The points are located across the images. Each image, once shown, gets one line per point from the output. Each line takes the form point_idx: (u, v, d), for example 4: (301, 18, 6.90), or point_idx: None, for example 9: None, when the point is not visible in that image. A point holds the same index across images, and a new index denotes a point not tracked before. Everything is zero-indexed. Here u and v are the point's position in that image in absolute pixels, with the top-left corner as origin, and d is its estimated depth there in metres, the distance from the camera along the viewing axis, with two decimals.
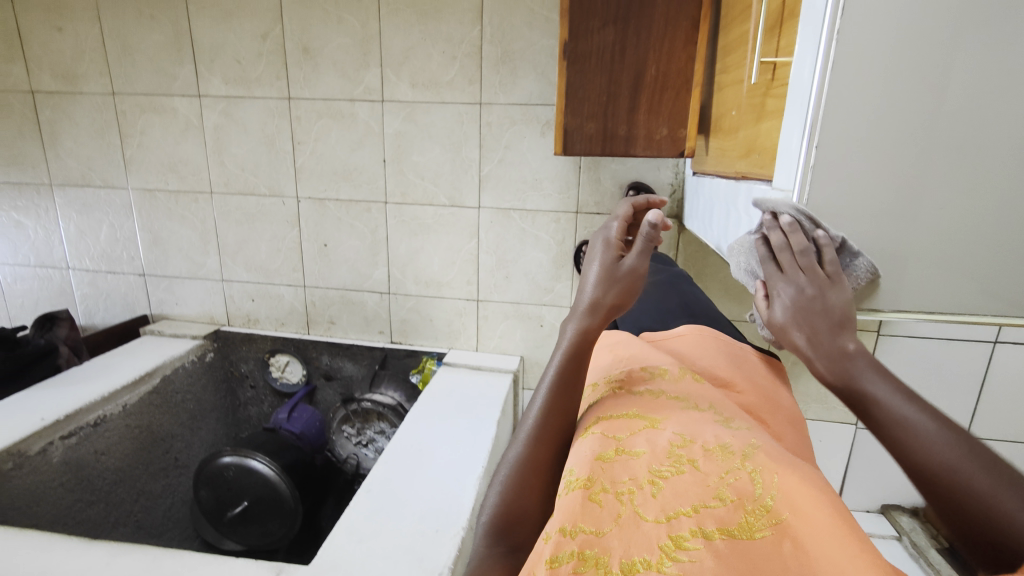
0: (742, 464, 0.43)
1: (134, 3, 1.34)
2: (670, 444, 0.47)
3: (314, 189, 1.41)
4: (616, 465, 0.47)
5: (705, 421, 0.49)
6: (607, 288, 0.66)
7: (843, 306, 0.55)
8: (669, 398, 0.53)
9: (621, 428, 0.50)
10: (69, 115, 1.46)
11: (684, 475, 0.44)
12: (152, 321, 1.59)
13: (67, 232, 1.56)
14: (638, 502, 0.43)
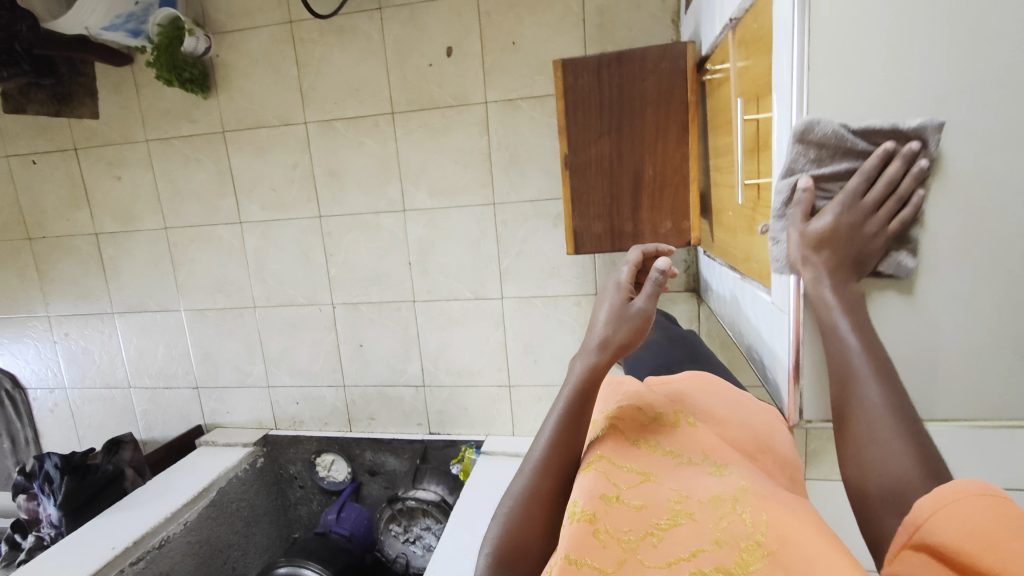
0: (742, 517, 0.41)
1: (181, 149, 1.51)
2: (668, 496, 0.45)
3: (348, 295, 1.51)
4: (617, 510, 0.44)
5: (697, 470, 0.48)
6: (617, 327, 0.62)
7: (873, 252, 0.52)
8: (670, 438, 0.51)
9: (622, 472, 0.48)
10: (127, 250, 1.61)
11: (681, 527, 0.42)
12: (206, 430, 1.68)
13: (128, 354, 1.69)
14: (641, 553, 0.42)
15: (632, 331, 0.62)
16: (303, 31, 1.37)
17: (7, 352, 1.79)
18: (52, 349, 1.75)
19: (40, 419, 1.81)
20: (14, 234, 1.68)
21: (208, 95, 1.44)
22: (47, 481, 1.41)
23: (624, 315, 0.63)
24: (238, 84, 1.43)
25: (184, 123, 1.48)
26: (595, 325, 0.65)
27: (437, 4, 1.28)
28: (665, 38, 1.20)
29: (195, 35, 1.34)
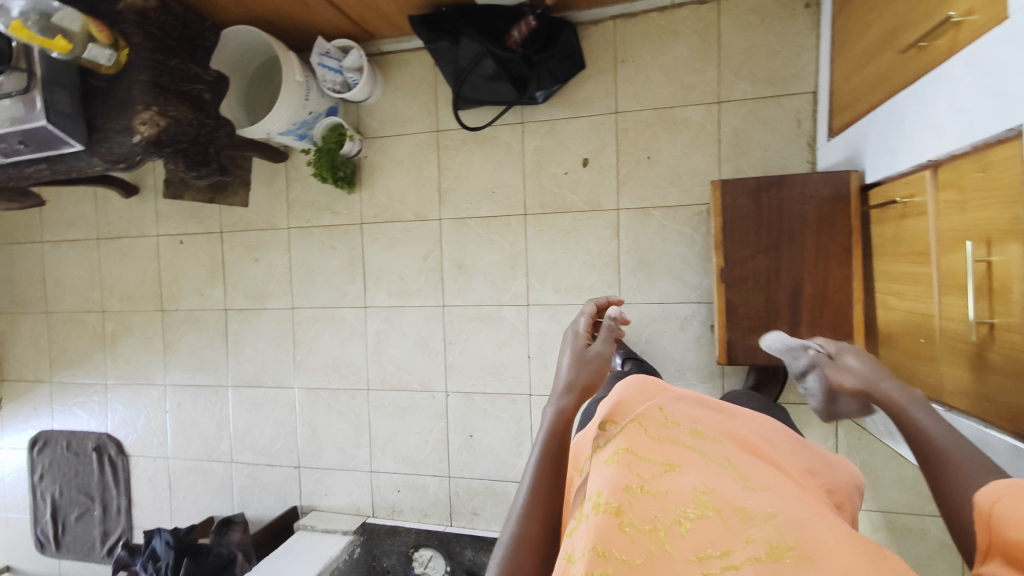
0: (758, 518, 0.49)
1: (318, 237, 1.62)
2: (695, 491, 0.53)
3: (464, 384, 1.53)
4: (642, 500, 0.52)
5: (724, 475, 0.56)
6: (580, 369, 0.75)
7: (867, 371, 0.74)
8: (693, 441, 0.60)
9: (643, 463, 0.56)
10: (252, 327, 1.69)
11: (708, 520, 0.50)
12: (302, 512, 1.66)
13: (235, 428, 1.72)
14: (667, 539, 0.49)
15: (595, 367, 0.76)
16: (447, 138, 1.50)
17: (119, 418, 1.85)
18: (162, 418, 1.80)
19: (137, 487, 1.83)
20: (150, 305, 1.79)
21: (353, 190, 1.56)
22: (151, 561, 1.40)
23: (585, 356, 0.78)
24: (380, 182, 1.56)
25: (325, 214, 1.60)
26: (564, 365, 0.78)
27: (577, 120, 1.40)
28: (799, 158, 1.26)
29: (354, 140, 1.50)
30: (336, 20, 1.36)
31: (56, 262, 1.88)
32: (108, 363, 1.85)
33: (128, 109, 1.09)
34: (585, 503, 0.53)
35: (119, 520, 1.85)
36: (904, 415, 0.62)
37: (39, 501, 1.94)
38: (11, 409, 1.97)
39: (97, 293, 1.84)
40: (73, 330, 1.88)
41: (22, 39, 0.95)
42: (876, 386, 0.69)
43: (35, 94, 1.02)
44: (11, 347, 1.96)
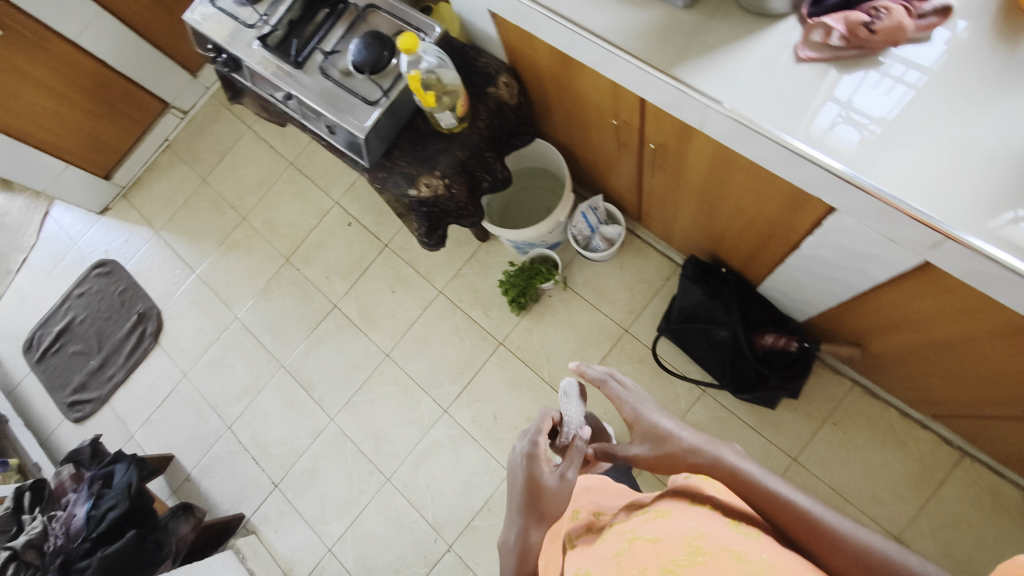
0: (752, 563, 0.53)
1: (456, 320, 1.58)
2: (690, 539, 0.58)
3: (470, 554, 1.40)
4: (635, 552, 0.60)
5: (718, 524, 0.62)
6: (539, 496, 0.83)
7: (659, 440, 0.85)
8: (666, 500, 0.71)
9: (630, 529, 0.67)
10: (342, 339, 1.65)
11: (699, 562, 0.54)
12: (244, 525, 1.55)
13: (257, 404, 1.66)
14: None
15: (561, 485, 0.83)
16: (629, 343, 1.44)
17: (178, 307, 1.83)
18: (209, 340, 1.76)
19: (141, 374, 1.79)
20: (281, 247, 1.80)
21: (518, 314, 1.52)
22: (100, 482, 1.34)
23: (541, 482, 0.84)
24: (544, 325, 1.51)
25: (479, 309, 1.57)
26: (522, 495, 0.84)
27: (754, 434, 1.30)
28: None
29: (554, 283, 1.48)
30: (625, 194, 1.35)
31: (244, 151, 1.94)
32: (211, 259, 1.86)
33: (425, 166, 1.09)
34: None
35: (102, 386, 1.80)
36: (813, 521, 0.64)
37: (60, 312, 1.92)
38: (111, 225, 2.00)
39: (252, 202, 1.88)
40: (209, 211, 1.91)
41: (415, 92, 0.96)
42: (762, 482, 0.70)
43: (376, 112, 1.03)
44: (154, 181, 2.01)
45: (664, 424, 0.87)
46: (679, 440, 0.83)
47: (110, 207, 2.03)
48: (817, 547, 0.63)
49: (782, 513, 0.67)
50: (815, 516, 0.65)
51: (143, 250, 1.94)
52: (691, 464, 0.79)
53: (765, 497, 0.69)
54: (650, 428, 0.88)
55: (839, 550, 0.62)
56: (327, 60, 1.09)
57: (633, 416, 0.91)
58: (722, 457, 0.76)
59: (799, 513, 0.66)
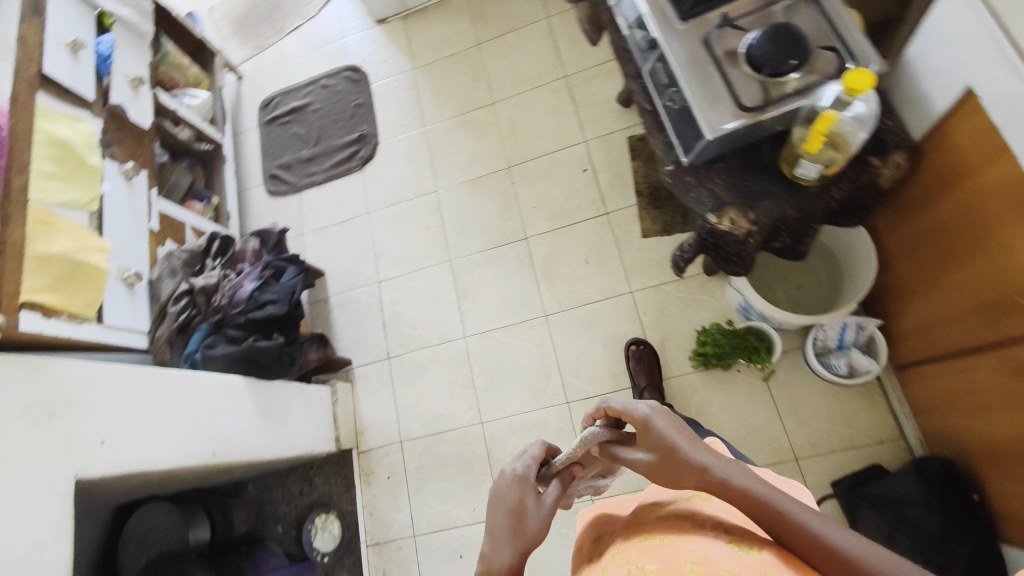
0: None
1: (628, 327, 1.46)
2: (692, 571, 0.56)
3: None
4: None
5: (720, 549, 0.60)
6: (526, 528, 0.70)
7: (671, 464, 0.68)
8: (663, 527, 0.68)
9: (630, 558, 0.64)
10: (514, 271, 1.60)
11: None
12: (346, 370, 1.64)
13: (411, 278, 1.69)
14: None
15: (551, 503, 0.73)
16: (790, 473, 1.25)
17: (393, 148, 1.85)
18: (404, 196, 1.78)
19: (336, 188, 1.87)
20: (510, 152, 1.72)
21: (695, 366, 1.36)
22: (272, 271, 1.44)
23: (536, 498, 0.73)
24: (712, 393, 1.34)
25: (657, 332, 1.43)
26: (500, 517, 0.71)
27: None
28: None
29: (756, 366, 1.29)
30: (914, 337, 1.09)
31: (529, 39, 1.82)
32: (444, 123, 1.83)
33: (742, 201, 0.92)
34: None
35: (302, 177, 1.91)
36: (816, 537, 0.58)
37: (302, 92, 2.03)
38: (380, 39, 2.02)
39: (508, 92, 1.79)
40: (466, 76, 1.85)
41: (811, 134, 0.78)
42: (763, 494, 0.62)
43: (739, 121, 0.85)
44: (435, 19, 1.97)
45: (668, 430, 0.70)
46: (682, 451, 0.68)
47: (387, 21, 2.03)
48: (821, 566, 0.57)
49: (778, 523, 0.60)
50: (809, 523, 0.59)
51: (392, 77, 1.94)
52: (693, 479, 0.67)
53: (764, 513, 0.62)
54: (659, 438, 0.69)
55: (845, 568, 0.56)
56: (719, 34, 0.90)
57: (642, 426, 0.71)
58: (721, 470, 0.66)
59: (801, 530, 0.59)
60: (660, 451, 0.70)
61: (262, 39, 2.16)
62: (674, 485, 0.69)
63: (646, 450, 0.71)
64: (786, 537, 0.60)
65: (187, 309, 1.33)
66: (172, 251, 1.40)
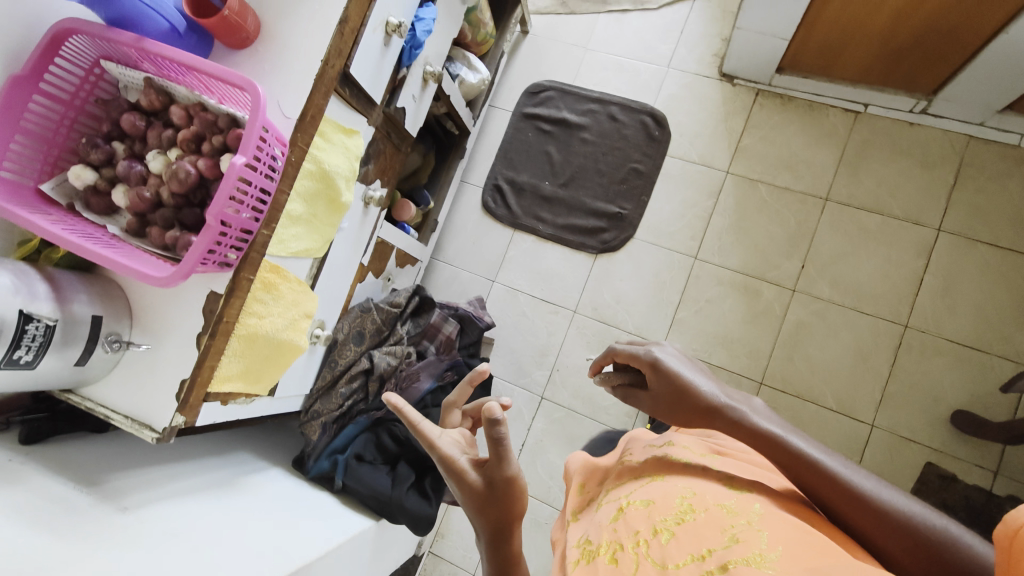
0: (743, 514, 0.57)
1: None
2: (684, 509, 0.62)
3: None
4: (626, 516, 0.64)
5: (718, 486, 0.65)
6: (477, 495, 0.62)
7: (692, 390, 0.73)
8: (656, 463, 0.74)
9: (625, 494, 0.70)
10: None
11: (687, 526, 0.59)
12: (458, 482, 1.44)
13: (577, 422, 1.43)
14: (649, 547, 0.58)
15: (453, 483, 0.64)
16: None
17: (644, 257, 1.47)
18: (623, 325, 1.45)
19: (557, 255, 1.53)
20: (774, 365, 1.34)
21: None
22: (455, 380, 1.21)
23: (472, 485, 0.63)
24: None
25: None
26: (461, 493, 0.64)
27: None
28: None
29: None
30: None
31: (892, 238, 1.33)
32: (720, 269, 1.43)
33: None
34: (575, 555, 0.65)
35: (527, 213, 1.57)
36: (831, 474, 0.59)
37: (582, 104, 1.58)
38: (710, 97, 1.50)
39: (820, 290, 1.35)
40: (782, 228, 1.40)
41: None
42: (778, 436, 0.64)
43: None
44: (795, 120, 1.43)
45: (681, 371, 0.74)
46: (694, 387, 0.73)
47: (734, 81, 1.49)
48: (837, 505, 0.58)
49: (792, 462, 0.61)
50: (824, 461, 0.60)
51: (694, 164, 1.48)
52: (708, 414, 0.71)
53: (779, 446, 0.63)
54: (671, 379, 0.74)
55: (856, 503, 0.56)
56: None
57: (653, 359, 0.76)
58: (737, 411, 0.69)
59: (816, 468, 0.59)
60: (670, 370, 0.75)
61: None
62: (686, 421, 0.73)
63: (652, 374, 0.76)
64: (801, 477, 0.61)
65: (355, 391, 1.13)
66: (371, 306, 1.16)
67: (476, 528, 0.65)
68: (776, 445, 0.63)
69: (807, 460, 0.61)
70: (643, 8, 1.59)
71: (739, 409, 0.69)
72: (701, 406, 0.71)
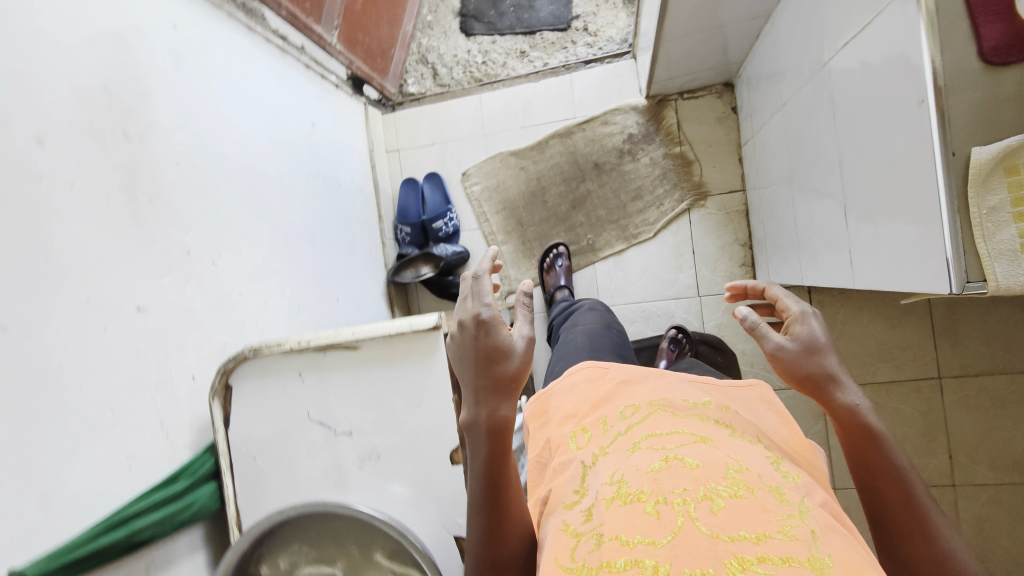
0: (796, 508, 0.42)
1: None
2: (732, 467, 0.46)
3: None
4: (669, 469, 0.47)
5: (760, 459, 0.50)
6: (482, 372, 0.49)
7: (818, 336, 0.57)
8: (702, 423, 0.55)
9: (661, 442, 0.52)
10: None
11: (740, 499, 0.42)
12: None
13: None
14: (695, 510, 0.42)
15: (473, 360, 0.49)
16: None
17: None
18: None
19: None
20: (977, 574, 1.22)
21: None
22: None
23: (504, 356, 0.49)
24: None
25: None
26: (470, 362, 0.50)
27: None
28: None
29: None
30: None
31: None
32: None
33: None
34: (575, 520, 0.48)
35: None
36: (919, 507, 0.48)
37: (563, 271, 1.38)
38: None
39: (982, 475, 1.24)
40: (909, 425, 1.27)
41: None
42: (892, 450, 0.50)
43: None
44: (867, 307, 1.28)
45: (826, 337, 0.57)
46: (834, 365, 0.55)
47: None
48: (907, 530, 0.47)
49: (883, 479, 0.50)
50: (927, 508, 0.48)
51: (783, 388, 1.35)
52: (818, 386, 0.55)
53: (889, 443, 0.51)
54: (812, 339, 0.56)
55: (929, 544, 0.46)
56: None
57: (800, 312, 0.59)
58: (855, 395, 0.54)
59: (908, 491, 0.48)
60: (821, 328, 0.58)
61: None
62: (801, 385, 0.56)
63: (791, 325, 0.59)
64: (886, 496, 0.49)
65: None
66: None
67: (469, 393, 0.50)
68: (870, 435, 0.51)
69: (896, 462, 0.50)
70: (640, 241, 1.41)
71: (857, 397, 0.53)
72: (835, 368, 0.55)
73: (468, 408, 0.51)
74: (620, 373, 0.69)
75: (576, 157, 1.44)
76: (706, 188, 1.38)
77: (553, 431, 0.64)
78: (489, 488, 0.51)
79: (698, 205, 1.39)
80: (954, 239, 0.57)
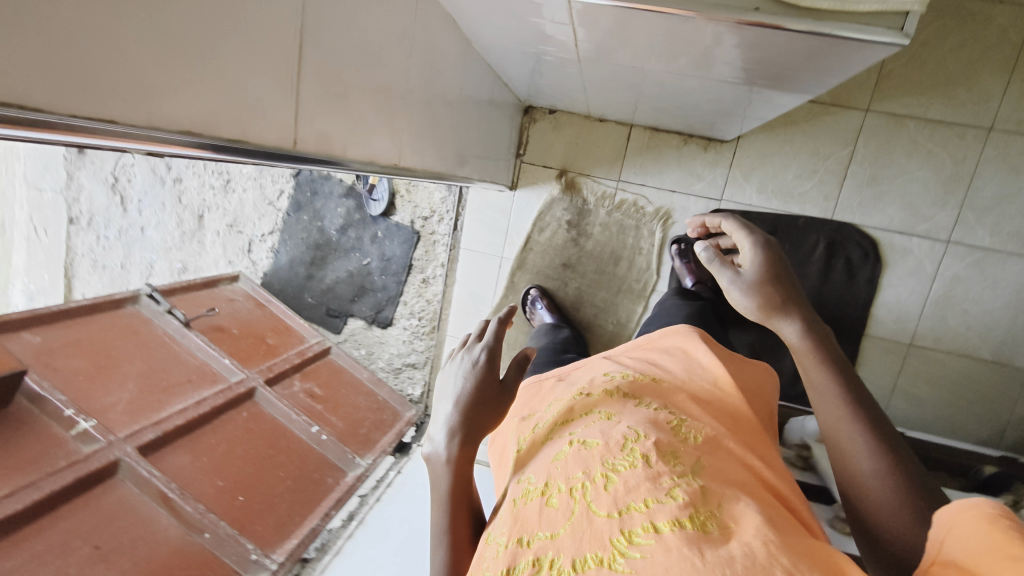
0: (687, 469, 0.40)
1: None
2: (624, 436, 0.43)
3: None
4: (571, 453, 0.43)
5: (662, 419, 0.46)
6: (475, 406, 0.51)
7: (764, 258, 0.57)
8: (615, 398, 0.51)
9: (566, 429, 0.48)
10: None
11: (636, 470, 0.40)
12: None
13: None
14: (588, 493, 0.39)
15: (470, 399, 0.51)
16: None
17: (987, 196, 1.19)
18: None
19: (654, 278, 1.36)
20: None
21: None
22: None
23: (497, 389, 0.53)
24: None
25: None
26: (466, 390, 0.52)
27: None
28: None
29: None
30: None
31: None
32: (1000, 97, 1.15)
33: None
34: (491, 526, 0.44)
35: (935, 333, 1.26)
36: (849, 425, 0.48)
37: (546, 309, 1.35)
38: (762, 144, 1.28)
39: None
40: (946, 35, 1.15)
41: None
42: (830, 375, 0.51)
43: None
44: None
45: (779, 265, 0.57)
46: (795, 299, 0.55)
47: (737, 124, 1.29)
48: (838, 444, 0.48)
49: (827, 409, 0.50)
50: (862, 422, 0.48)
51: (854, 148, 1.23)
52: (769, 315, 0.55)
53: (841, 363, 0.52)
54: (765, 266, 0.56)
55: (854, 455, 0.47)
56: None
57: (753, 240, 0.59)
58: (794, 325, 0.54)
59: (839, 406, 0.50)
60: (768, 251, 0.58)
61: (624, 317, 1.41)
62: (758, 315, 0.56)
63: (749, 248, 0.58)
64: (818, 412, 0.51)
65: None
66: None
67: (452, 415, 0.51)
68: (814, 350, 0.53)
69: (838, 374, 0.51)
70: (644, 240, 1.36)
71: (796, 329, 0.54)
72: (789, 292, 0.55)
73: (451, 430, 0.51)
74: (562, 373, 0.63)
75: (543, 267, 1.43)
76: (617, 160, 1.35)
77: (501, 430, 0.59)
78: (452, 520, 0.50)
79: (630, 173, 1.35)
80: (848, 30, 0.49)
